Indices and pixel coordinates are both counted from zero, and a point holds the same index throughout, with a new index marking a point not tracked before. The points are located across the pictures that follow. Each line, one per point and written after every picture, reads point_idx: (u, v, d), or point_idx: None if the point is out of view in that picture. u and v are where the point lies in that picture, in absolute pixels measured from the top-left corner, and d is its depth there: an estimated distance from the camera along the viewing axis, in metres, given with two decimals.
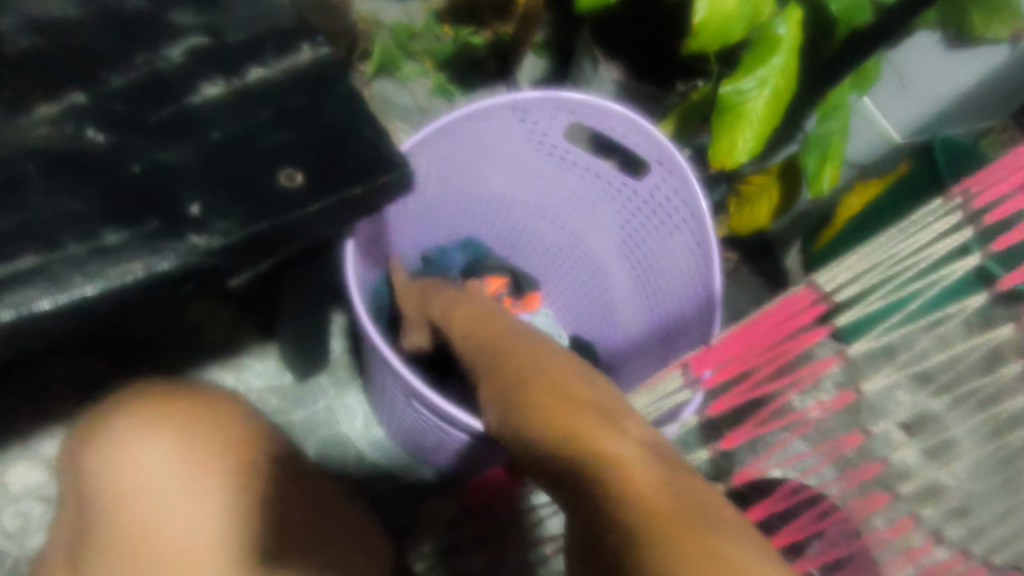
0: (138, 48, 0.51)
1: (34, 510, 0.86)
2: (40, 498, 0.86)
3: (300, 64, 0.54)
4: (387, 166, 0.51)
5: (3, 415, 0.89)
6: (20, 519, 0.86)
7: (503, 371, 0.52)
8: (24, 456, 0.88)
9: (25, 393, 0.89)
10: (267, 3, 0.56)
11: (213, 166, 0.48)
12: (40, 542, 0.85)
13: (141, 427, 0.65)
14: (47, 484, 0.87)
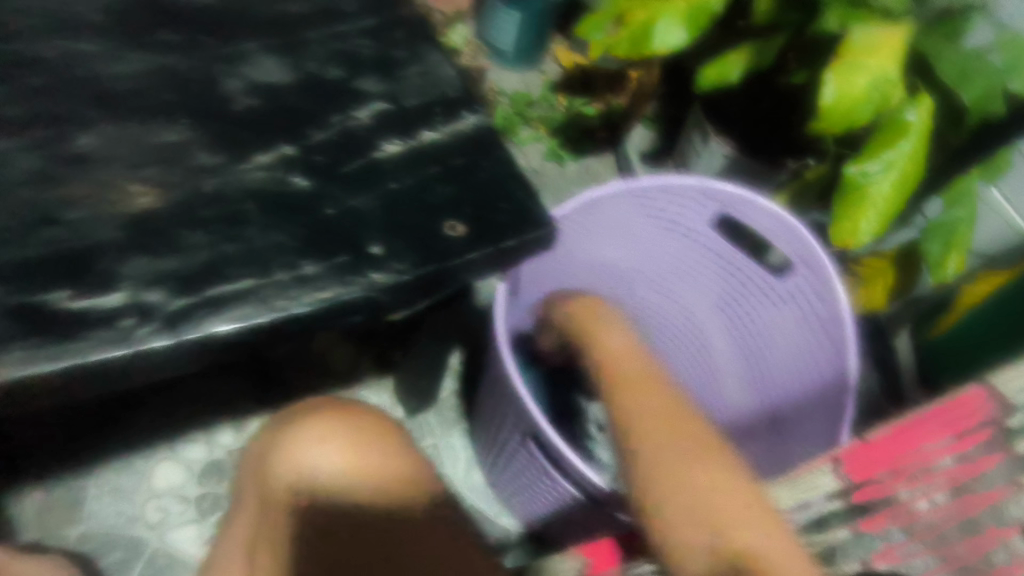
0: (333, 109, 0.59)
1: (176, 506, 0.83)
2: (183, 496, 0.84)
3: (463, 128, 0.62)
4: (536, 221, 0.57)
5: (134, 424, 0.87)
6: (162, 513, 0.83)
7: (624, 387, 0.52)
8: (168, 454, 0.86)
9: (139, 414, 0.87)
10: (437, 75, 0.65)
11: (391, 212, 0.54)
12: (180, 540, 0.82)
13: (313, 431, 0.64)
14: (190, 485, 0.85)
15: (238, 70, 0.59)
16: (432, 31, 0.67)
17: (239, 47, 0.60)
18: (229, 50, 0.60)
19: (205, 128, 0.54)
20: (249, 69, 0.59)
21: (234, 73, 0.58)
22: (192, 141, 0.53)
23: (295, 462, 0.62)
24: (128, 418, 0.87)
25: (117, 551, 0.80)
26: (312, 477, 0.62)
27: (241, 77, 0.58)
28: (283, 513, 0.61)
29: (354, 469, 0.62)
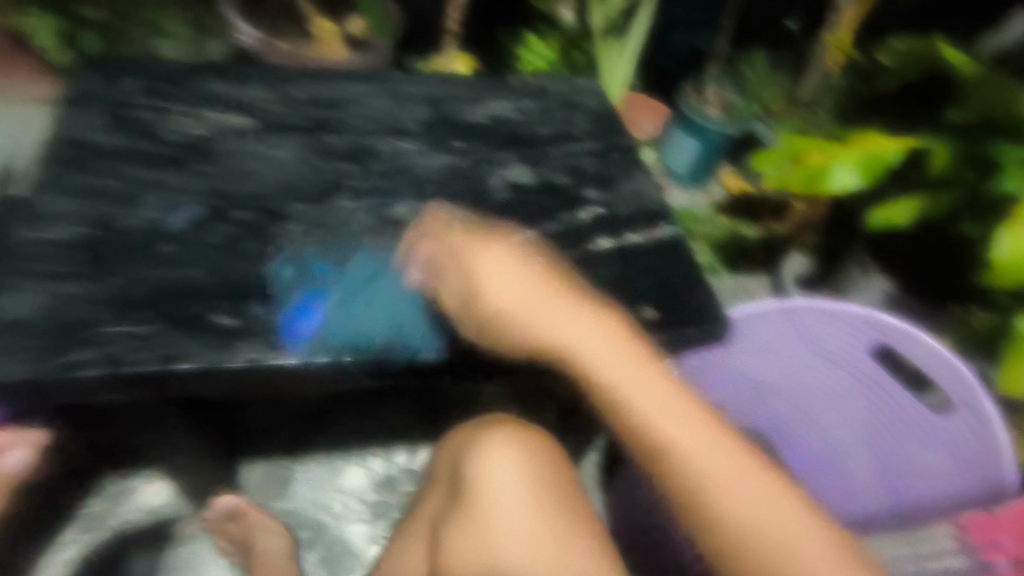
0: (562, 208, 0.76)
1: (355, 504, 0.91)
2: (361, 498, 0.92)
3: (661, 236, 0.76)
4: (714, 320, 0.69)
5: (329, 429, 0.96)
6: (343, 506, 0.91)
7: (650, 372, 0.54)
8: (356, 458, 0.95)
9: (331, 424, 0.97)
10: (643, 193, 0.81)
11: (600, 292, 0.68)
12: (354, 535, 0.89)
13: (497, 439, 0.61)
14: (368, 491, 0.93)
15: (499, 171, 0.79)
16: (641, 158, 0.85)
17: (501, 155, 0.81)
18: (495, 156, 0.81)
19: (474, 210, 0.74)
20: (506, 171, 0.79)
21: (496, 174, 0.78)
22: (464, 218, 0.73)
23: (476, 468, 0.60)
24: (326, 422, 0.97)
25: (308, 529, 0.88)
26: (491, 483, 0.58)
27: (501, 176, 0.78)
28: (448, 517, 0.60)
29: (530, 479, 0.58)
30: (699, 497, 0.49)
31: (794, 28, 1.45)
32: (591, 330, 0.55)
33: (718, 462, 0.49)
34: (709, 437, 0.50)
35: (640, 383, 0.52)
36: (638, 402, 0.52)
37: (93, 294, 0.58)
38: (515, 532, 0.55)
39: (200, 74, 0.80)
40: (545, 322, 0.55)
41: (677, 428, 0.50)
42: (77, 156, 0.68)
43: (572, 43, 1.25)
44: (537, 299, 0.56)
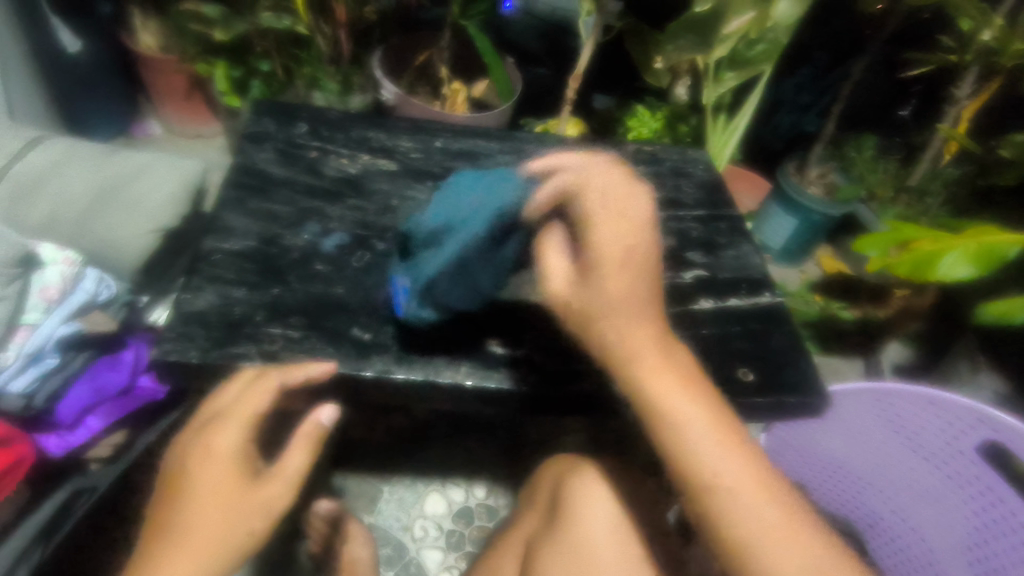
0: (669, 266, 0.80)
1: (434, 531, 0.94)
2: (441, 526, 0.95)
3: (763, 302, 0.78)
4: (813, 391, 0.70)
5: (415, 455, 1.01)
6: (422, 531, 0.94)
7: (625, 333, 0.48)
8: (440, 488, 0.98)
9: (416, 452, 1.01)
10: (747, 261, 0.84)
11: (701, 350, 0.71)
12: (429, 560, 0.92)
13: (601, 476, 0.63)
14: (447, 518, 0.96)
15: None
16: (747, 228, 0.89)
17: None
18: None
19: None
20: None
21: None
22: None
23: (576, 496, 0.62)
24: (412, 449, 1.01)
25: (389, 547, 0.92)
26: (592, 512, 0.60)
27: None
28: (544, 537, 0.61)
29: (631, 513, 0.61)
30: (728, 521, 0.42)
31: (906, 114, 1.47)
32: (663, 349, 0.47)
33: (750, 496, 0.42)
34: (741, 471, 0.43)
35: (686, 401, 0.45)
36: (693, 421, 0.44)
37: (255, 298, 0.66)
38: (609, 555, 0.57)
39: (355, 122, 0.91)
40: (630, 326, 0.47)
41: (707, 439, 0.44)
42: (252, 182, 0.79)
43: (681, 117, 1.31)
44: (638, 312, 0.47)
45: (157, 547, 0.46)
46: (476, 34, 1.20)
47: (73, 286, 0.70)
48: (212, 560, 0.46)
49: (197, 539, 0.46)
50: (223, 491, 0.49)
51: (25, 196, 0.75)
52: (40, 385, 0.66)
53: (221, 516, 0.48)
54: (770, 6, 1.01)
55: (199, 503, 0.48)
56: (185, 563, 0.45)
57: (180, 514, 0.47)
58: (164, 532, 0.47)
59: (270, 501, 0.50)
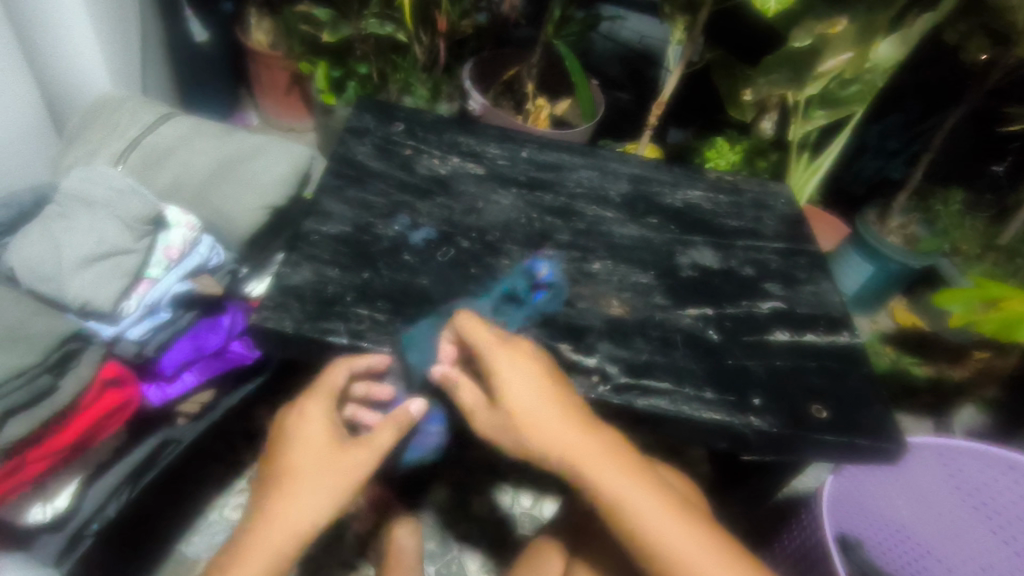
0: (744, 295, 0.80)
1: (478, 533, 0.93)
2: (485, 529, 0.94)
3: (840, 341, 0.77)
4: (890, 437, 0.68)
5: (466, 455, 1.01)
6: (465, 532, 0.94)
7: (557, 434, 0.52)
8: (487, 491, 0.98)
9: (469, 453, 1.02)
10: (827, 299, 0.83)
11: (774, 381, 0.70)
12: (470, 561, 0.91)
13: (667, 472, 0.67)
14: (492, 522, 0.95)
15: (688, 252, 0.85)
16: (827, 266, 0.87)
17: (692, 238, 0.87)
18: (687, 237, 0.87)
19: (661, 279, 0.80)
20: (695, 253, 0.85)
21: (685, 253, 0.84)
22: (654, 285, 0.79)
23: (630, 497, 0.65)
24: (464, 449, 1.02)
25: (432, 542, 0.91)
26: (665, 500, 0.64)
27: (689, 257, 0.84)
28: None
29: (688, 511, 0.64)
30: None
31: (999, 170, 1.40)
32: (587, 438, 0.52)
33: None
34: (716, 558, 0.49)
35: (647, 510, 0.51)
36: (660, 526, 0.50)
37: (346, 280, 0.70)
38: None
39: (448, 126, 0.96)
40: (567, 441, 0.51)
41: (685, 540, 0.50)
42: (351, 173, 0.83)
43: (761, 152, 1.30)
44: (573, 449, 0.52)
45: (270, 492, 0.51)
46: (567, 54, 1.23)
47: (190, 249, 0.76)
48: (315, 515, 0.50)
49: (304, 489, 0.50)
50: (326, 451, 0.53)
51: (155, 164, 0.84)
52: (152, 335, 0.71)
53: (321, 473, 0.51)
54: (869, 47, 1.00)
55: (305, 459, 0.52)
56: (284, 501, 0.50)
57: (290, 468, 0.52)
58: (277, 477, 0.51)
59: (355, 461, 0.52)
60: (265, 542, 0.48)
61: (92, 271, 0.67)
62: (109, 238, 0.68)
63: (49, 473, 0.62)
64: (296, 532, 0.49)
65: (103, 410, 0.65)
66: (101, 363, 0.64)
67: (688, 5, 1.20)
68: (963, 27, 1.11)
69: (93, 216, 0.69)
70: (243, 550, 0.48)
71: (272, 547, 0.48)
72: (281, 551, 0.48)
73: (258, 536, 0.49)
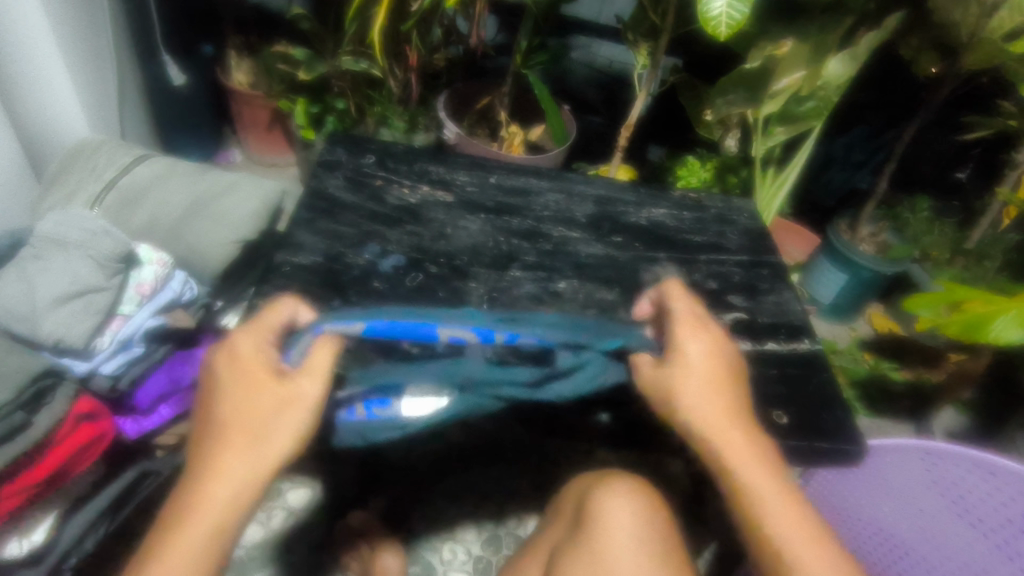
0: (708, 308, 0.82)
1: (461, 554, 0.90)
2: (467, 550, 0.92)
3: (801, 348, 0.79)
4: (851, 439, 0.69)
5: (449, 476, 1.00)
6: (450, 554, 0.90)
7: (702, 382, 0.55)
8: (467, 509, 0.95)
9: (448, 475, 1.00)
10: (790, 308, 0.85)
11: None
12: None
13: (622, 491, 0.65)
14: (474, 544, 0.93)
15: (653, 268, 0.87)
16: (789, 276, 0.90)
17: (656, 254, 0.90)
18: (651, 254, 0.90)
19: (625, 293, 0.83)
20: (659, 268, 0.88)
21: (650, 269, 0.87)
22: (621, 303, 0.81)
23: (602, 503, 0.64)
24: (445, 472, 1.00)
25: (416, 565, 0.88)
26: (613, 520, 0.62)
27: (654, 273, 0.87)
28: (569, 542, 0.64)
29: (644, 532, 0.62)
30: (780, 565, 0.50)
31: (963, 177, 1.45)
32: (725, 406, 0.55)
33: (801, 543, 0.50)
34: (768, 480, 0.53)
35: (756, 470, 0.53)
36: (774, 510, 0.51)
37: (318, 308, 0.72)
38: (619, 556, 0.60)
39: (418, 156, 0.99)
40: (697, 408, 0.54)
41: (764, 492, 0.52)
42: (322, 205, 0.86)
43: (731, 168, 1.34)
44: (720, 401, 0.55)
45: (203, 451, 0.47)
46: (536, 82, 1.27)
47: (163, 285, 0.79)
48: (254, 471, 0.47)
49: (236, 452, 0.47)
50: (250, 389, 0.49)
51: (132, 205, 0.87)
52: (126, 369, 0.75)
53: (253, 422, 0.48)
54: (821, 65, 1.05)
55: (236, 396, 0.49)
56: (233, 457, 0.46)
57: (223, 414, 0.48)
58: (218, 429, 0.48)
59: (299, 397, 0.49)
60: (206, 501, 0.45)
61: (65, 309, 0.69)
62: (81, 277, 0.70)
63: (25, 505, 0.65)
64: (239, 482, 0.46)
65: (77, 444, 0.67)
66: (74, 398, 0.67)
67: (651, 33, 1.25)
68: (915, 42, 1.15)
69: (67, 256, 0.71)
70: (171, 530, 0.45)
71: (203, 524, 0.45)
72: (220, 519, 0.45)
73: (200, 486, 0.46)
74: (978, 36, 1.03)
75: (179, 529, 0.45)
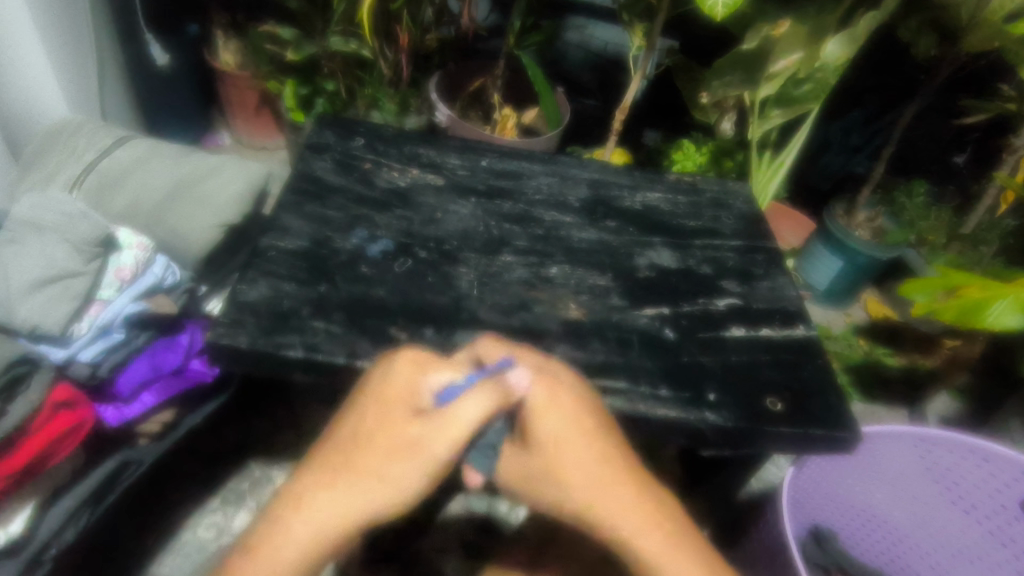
0: (702, 293, 0.81)
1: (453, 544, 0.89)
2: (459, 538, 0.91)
3: (796, 335, 0.78)
4: (843, 426, 0.69)
5: None
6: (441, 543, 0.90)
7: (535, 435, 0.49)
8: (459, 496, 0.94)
9: None
10: (785, 294, 0.84)
11: (730, 376, 0.71)
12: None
13: None
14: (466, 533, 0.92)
15: (646, 253, 0.86)
16: (784, 261, 0.89)
17: (650, 239, 0.88)
18: (645, 239, 0.88)
19: (618, 279, 0.81)
20: (652, 254, 0.86)
21: (643, 255, 0.86)
22: (613, 288, 0.80)
23: None
24: None
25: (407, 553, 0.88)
26: None
27: (647, 258, 0.85)
28: None
29: None
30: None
31: (960, 162, 1.43)
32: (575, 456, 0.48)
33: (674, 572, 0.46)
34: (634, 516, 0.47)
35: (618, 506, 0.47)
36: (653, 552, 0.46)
37: (304, 294, 0.70)
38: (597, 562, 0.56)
39: (408, 139, 0.97)
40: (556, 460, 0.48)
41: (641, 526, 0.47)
42: (310, 189, 0.84)
43: (727, 153, 1.32)
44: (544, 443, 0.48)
45: (316, 475, 0.45)
46: (529, 64, 1.25)
47: (143, 270, 0.78)
48: (321, 533, 0.43)
49: (352, 483, 0.45)
50: (390, 423, 0.46)
51: (112, 187, 0.85)
52: (105, 356, 0.72)
53: (383, 461, 0.45)
54: (819, 47, 1.03)
55: (385, 428, 0.46)
56: (352, 496, 0.44)
57: (344, 445, 0.46)
58: (341, 457, 0.46)
59: (433, 443, 0.45)
60: (300, 522, 0.43)
61: (41, 294, 0.68)
62: (58, 261, 0.69)
63: (3, 495, 0.64)
64: (343, 518, 0.44)
65: (56, 432, 0.66)
66: (51, 385, 0.65)
67: (646, 13, 1.22)
68: (914, 24, 1.13)
69: (42, 240, 0.70)
70: (261, 543, 0.43)
71: (299, 544, 0.43)
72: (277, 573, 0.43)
73: (304, 510, 0.44)
74: (978, 16, 1.01)
75: (244, 567, 0.43)
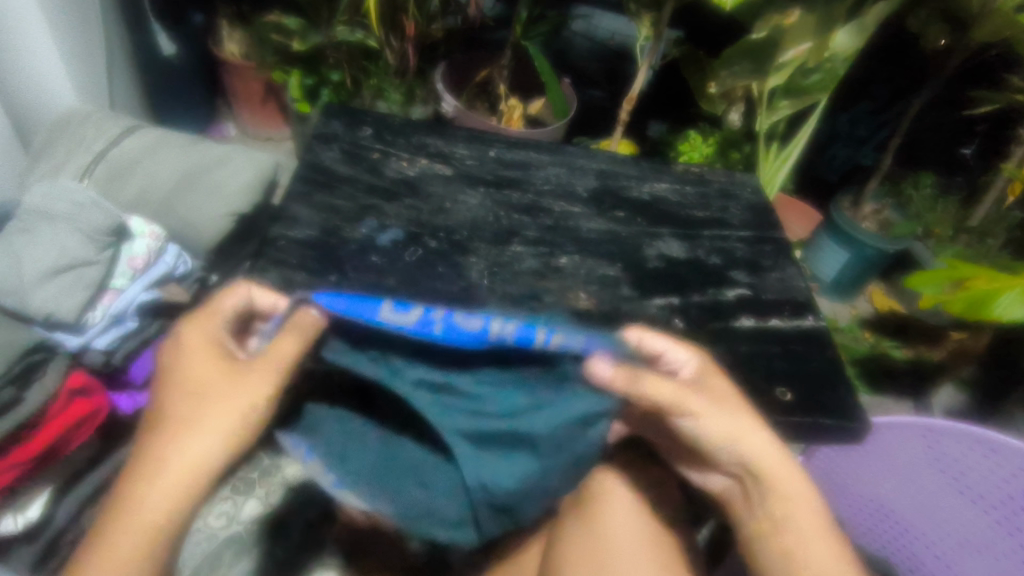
0: (711, 284, 0.81)
1: None
2: None
3: (806, 325, 0.79)
4: (853, 416, 0.69)
5: None
6: None
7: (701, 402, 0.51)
8: None
9: None
10: (794, 285, 0.84)
11: (740, 365, 0.71)
12: None
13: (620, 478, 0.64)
14: None
15: (655, 243, 0.86)
16: (793, 252, 0.89)
17: (659, 230, 0.88)
18: (654, 229, 0.88)
19: (628, 269, 0.81)
20: (662, 244, 0.86)
21: (653, 245, 0.86)
22: (623, 278, 0.80)
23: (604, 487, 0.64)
24: None
25: None
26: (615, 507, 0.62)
27: (657, 248, 0.85)
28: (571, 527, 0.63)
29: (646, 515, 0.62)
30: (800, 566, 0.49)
31: (968, 152, 1.42)
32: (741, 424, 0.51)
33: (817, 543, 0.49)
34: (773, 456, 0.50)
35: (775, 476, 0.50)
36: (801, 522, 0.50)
37: (315, 283, 0.70)
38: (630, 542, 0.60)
39: (416, 129, 0.97)
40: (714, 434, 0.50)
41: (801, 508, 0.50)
42: (319, 179, 0.84)
43: (734, 144, 1.31)
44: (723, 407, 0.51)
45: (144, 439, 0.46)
46: (536, 53, 1.24)
47: (155, 258, 0.78)
48: (178, 500, 0.43)
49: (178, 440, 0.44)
50: (201, 372, 0.47)
51: (121, 176, 0.85)
52: (119, 344, 0.73)
53: (199, 406, 0.46)
54: (829, 36, 1.02)
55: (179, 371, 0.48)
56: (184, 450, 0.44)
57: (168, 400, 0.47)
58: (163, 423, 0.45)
59: (256, 385, 0.46)
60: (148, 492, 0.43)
61: (54, 282, 0.68)
62: (70, 250, 0.69)
63: (19, 482, 0.64)
64: (181, 478, 0.44)
65: (71, 420, 0.66)
66: (66, 372, 0.66)
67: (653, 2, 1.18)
68: (924, 14, 1.12)
69: (54, 228, 0.70)
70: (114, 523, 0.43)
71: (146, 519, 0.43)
72: (151, 525, 0.43)
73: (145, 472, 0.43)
74: (989, 6, 1.01)
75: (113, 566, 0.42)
